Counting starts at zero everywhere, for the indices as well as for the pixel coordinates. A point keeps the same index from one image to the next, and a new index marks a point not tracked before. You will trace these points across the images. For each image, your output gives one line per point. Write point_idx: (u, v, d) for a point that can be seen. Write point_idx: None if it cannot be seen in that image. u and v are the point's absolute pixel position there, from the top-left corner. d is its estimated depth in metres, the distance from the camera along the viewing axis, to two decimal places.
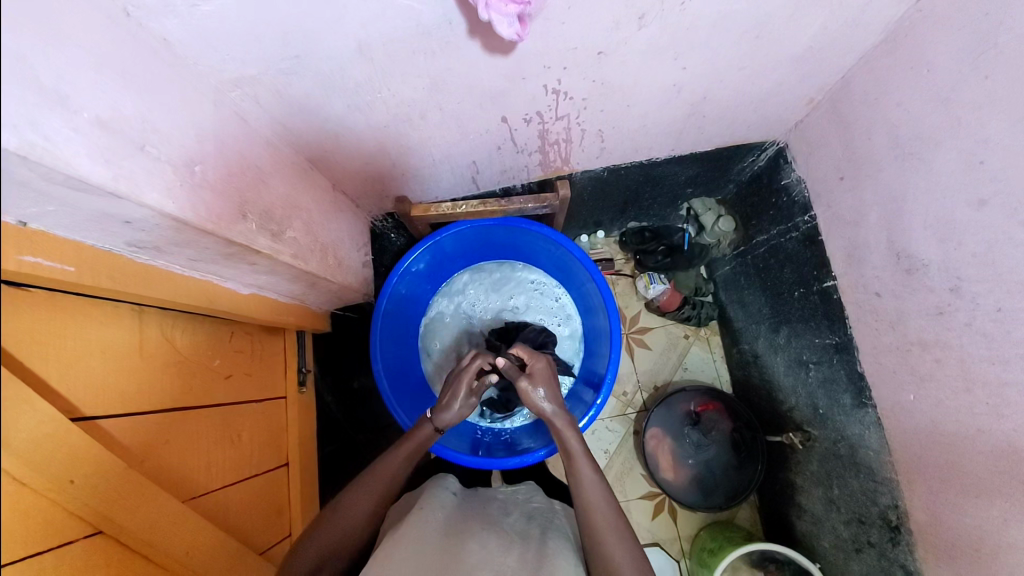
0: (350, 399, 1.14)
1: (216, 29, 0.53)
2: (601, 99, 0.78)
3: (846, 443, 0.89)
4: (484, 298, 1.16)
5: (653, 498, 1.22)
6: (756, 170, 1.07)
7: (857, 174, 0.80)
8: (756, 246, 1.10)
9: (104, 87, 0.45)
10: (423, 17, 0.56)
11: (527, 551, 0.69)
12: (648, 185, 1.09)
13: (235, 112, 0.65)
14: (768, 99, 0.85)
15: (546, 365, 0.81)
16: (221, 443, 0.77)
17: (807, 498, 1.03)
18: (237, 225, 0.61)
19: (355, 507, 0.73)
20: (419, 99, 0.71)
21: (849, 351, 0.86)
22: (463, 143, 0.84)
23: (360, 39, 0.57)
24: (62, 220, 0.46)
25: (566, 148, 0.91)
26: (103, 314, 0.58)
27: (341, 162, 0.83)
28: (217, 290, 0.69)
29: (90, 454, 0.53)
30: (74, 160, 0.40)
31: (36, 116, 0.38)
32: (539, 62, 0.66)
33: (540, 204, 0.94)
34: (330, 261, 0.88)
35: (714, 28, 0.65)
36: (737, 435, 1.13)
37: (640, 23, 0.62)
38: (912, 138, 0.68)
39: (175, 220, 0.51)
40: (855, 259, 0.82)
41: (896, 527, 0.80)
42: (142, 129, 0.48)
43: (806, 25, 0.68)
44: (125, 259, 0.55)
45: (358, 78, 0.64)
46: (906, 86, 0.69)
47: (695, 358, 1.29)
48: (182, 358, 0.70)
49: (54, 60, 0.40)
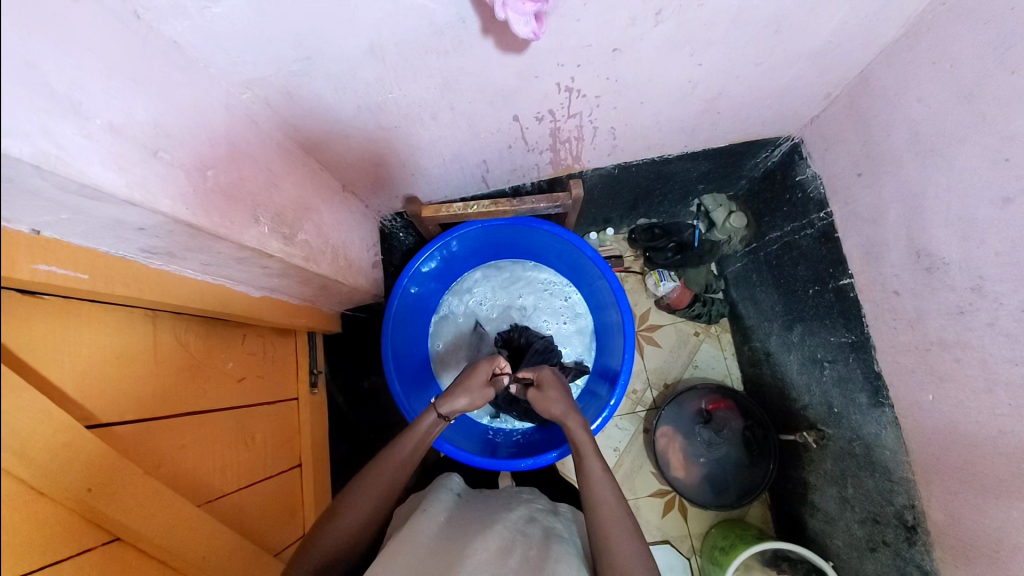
0: (360, 399, 1.14)
1: (227, 31, 0.52)
2: (615, 97, 0.76)
3: (861, 442, 0.88)
4: (492, 296, 1.16)
5: (663, 496, 1.22)
6: (769, 165, 1.06)
7: (876, 170, 0.78)
8: (769, 243, 1.09)
9: (116, 93, 0.44)
10: (436, 16, 0.55)
11: (533, 551, 0.69)
12: (659, 181, 1.08)
13: (246, 114, 0.64)
14: (785, 94, 0.83)
15: (551, 372, 0.87)
16: (233, 446, 0.76)
17: (821, 497, 1.02)
18: (249, 229, 0.60)
19: (356, 509, 0.72)
20: (430, 99, 0.70)
21: (866, 349, 0.85)
22: (473, 142, 0.83)
23: (372, 39, 0.56)
24: (75, 229, 0.45)
25: (577, 146, 0.89)
26: (117, 319, 0.58)
27: (350, 162, 0.82)
28: (230, 294, 0.69)
29: (104, 461, 0.53)
30: (87, 169, 0.40)
31: (48, 123, 0.37)
32: (552, 60, 0.65)
33: (552, 204, 0.92)
34: (341, 262, 0.88)
35: (732, 24, 0.64)
36: (749, 433, 1.12)
37: (656, 20, 0.61)
38: (934, 134, 0.67)
39: (188, 226, 0.51)
40: (873, 257, 0.81)
41: (912, 527, 0.79)
42: (153, 135, 0.47)
43: (828, 18, 0.66)
44: (138, 266, 0.54)
45: (369, 78, 0.63)
46: (928, 81, 0.67)
47: (706, 355, 1.28)
48: (196, 362, 0.70)
49: (65, 66, 0.40)
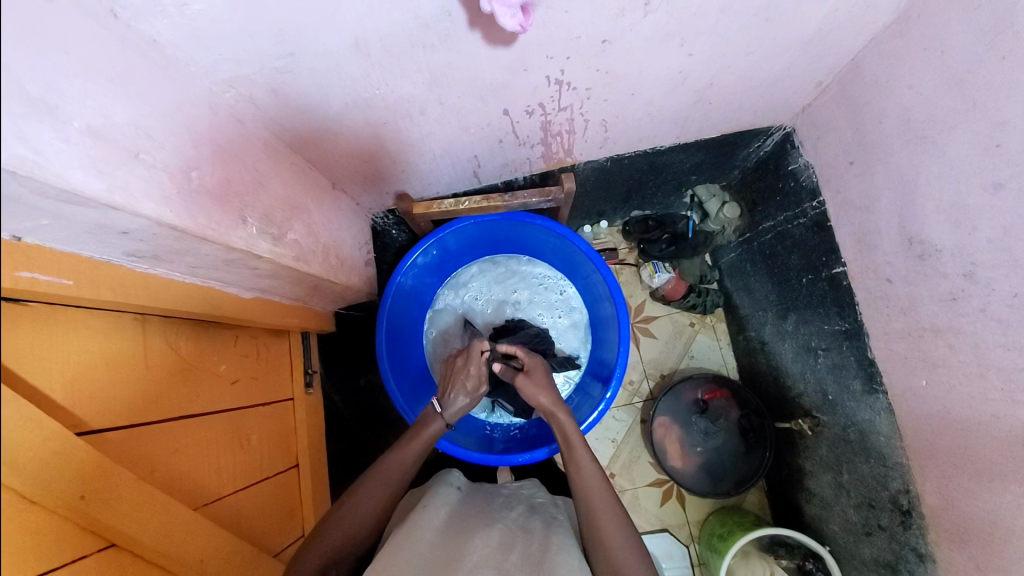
0: (356, 397, 1.14)
1: (208, 29, 0.51)
2: (605, 89, 0.76)
3: (856, 429, 0.89)
4: (487, 291, 1.15)
5: (660, 486, 1.22)
6: (762, 154, 1.05)
7: (867, 158, 0.78)
8: (762, 232, 1.09)
9: (93, 94, 0.43)
10: (421, 9, 0.54)
11: (531, 545, 0.69)
12: (652, 173, 1.08)
13: (230, 114, 0.63)
14: (775, 83, 0.83)
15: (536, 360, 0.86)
16: (229, 449, 0.76)
17: (816, 483, 1.03)
18: (237, 231, 0.59)
19: (357, 506, 0.72)
20: (418, 94, 0.69)
21: (859, 337, 0.85)
22: (464, 137, 0.82)
23: (357, 34, 0.55)
24: (56, 234, 0.44)
25: (568, 139, 0.89)
26: (106, 325, 0.57)
27: (339, 160, 0.81)
28: (219, 296, 0.68)
29: (97, 468, 0.52)
30: (67, 173, 0.39)
31: (24, 128, 0.36)
32: (542, 52, 0.64)
33: (544, 197, 0.92)
34: (332, 261, 0.87)
35: (722, 12, 0.63)
36: (745, 422, 1.13)
37: (644, 10, 0.60)
38: (925, 121, 0.67)
39: (173, 228, 0.50)
40: (865, 245, 0.81)
41: (907, 511, 0.80)
42: (135, 137, 0.46)
43: (817, 7, 0.66)
44: (124, 270, 0.53)
45: (354, 74, 0.62)
46: (919, 67, 0.67)
47: (701, 346, 1.29)
48: (187, 366, 0.69)
49: (42, 70, 0.39)
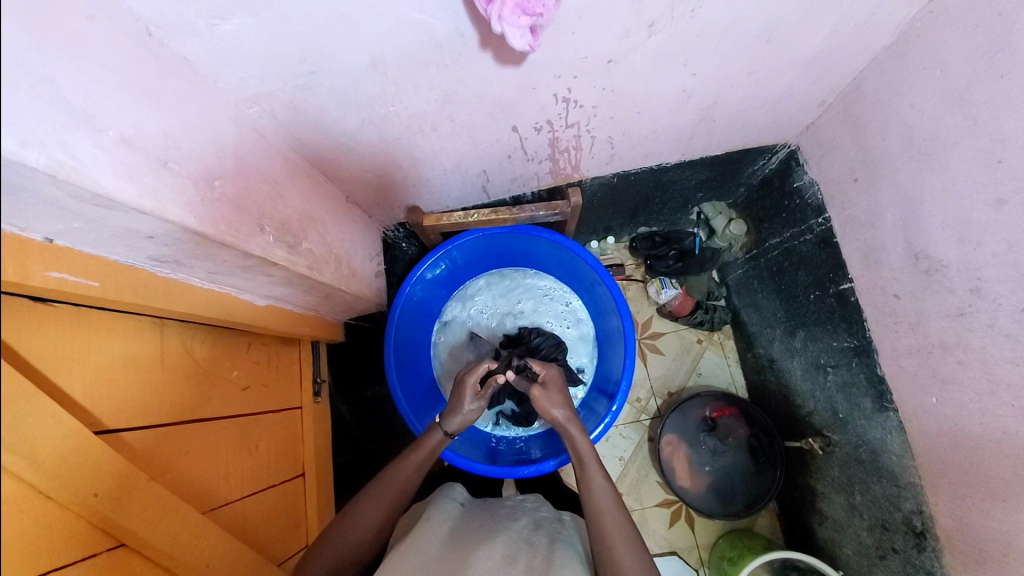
0: (364, 408, 1.15)
1: (234, 47, 0.54)
2: (611, 107, 0.78)
3: (867, 448, 0.88)
4: (493, 305, 1.16)
5: (669, 506, 1.21)
6: (767, 172, 1.07)
7: (871, 175, 0.79)
8: (769, 249, 1.10)
9: (128, 106, 0.46)
10: (436, 31, 0.57)
11: (535, 559, 0.68)
12: (658, 190, 1.09)
13: (253, 128, 0.66)
14: (779, 102, 0.85)
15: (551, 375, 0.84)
16: (238, 454, 0.77)
17: (829, 504, 1.01)
18: (255, 238, 0.62)
19: (360, 515, 0.73)
20: (431, 111, 0.71)
21: (868, 353, 0.85)
22: (474, 153, 0.85)
23: (375, 55, 0.59)
24: (86, 237, 0.46)
25: (576, 156, 0.91)
26: (126, 327, 0.59)
27: (353, 175, 0.84)
28: (235, 303, 0.70)
29: (113, 468, 0.54)
30: (100, 179, 0.41)
31: (65, 136, 0.39)
32: (550, 72, 0.67)
33: (551, 211, 0.94)
34: (344, 271, 0.89)
35: (725, 33, 0.66)
36: (754, 441, 1.12)
37: (649, 31, 0.63)
38: (927, 139, 0.68)
39: (195, 234, 0.52)
40: (872, 261, 0.81)
41: (921, 533, 0.78)
42: (164, 147, 0.49)
43: (818, 27, 0.68)
44: (147, 274, 0.55)
45: (371, 92, 0.65)
46: (919, 86, 0.68)
47: (709, 363, 1.28)
48: (202, 370, 0.71)
49: (80, 81, 0.42)
